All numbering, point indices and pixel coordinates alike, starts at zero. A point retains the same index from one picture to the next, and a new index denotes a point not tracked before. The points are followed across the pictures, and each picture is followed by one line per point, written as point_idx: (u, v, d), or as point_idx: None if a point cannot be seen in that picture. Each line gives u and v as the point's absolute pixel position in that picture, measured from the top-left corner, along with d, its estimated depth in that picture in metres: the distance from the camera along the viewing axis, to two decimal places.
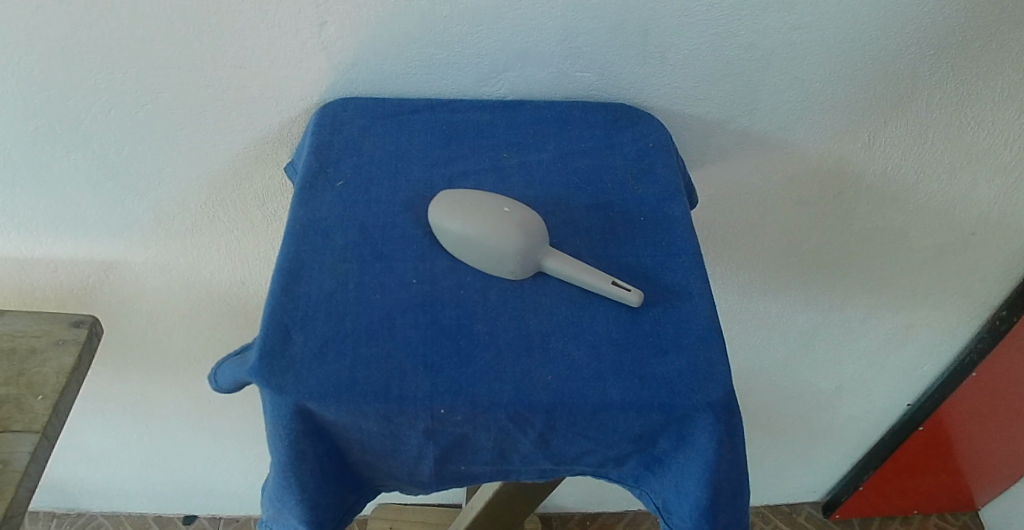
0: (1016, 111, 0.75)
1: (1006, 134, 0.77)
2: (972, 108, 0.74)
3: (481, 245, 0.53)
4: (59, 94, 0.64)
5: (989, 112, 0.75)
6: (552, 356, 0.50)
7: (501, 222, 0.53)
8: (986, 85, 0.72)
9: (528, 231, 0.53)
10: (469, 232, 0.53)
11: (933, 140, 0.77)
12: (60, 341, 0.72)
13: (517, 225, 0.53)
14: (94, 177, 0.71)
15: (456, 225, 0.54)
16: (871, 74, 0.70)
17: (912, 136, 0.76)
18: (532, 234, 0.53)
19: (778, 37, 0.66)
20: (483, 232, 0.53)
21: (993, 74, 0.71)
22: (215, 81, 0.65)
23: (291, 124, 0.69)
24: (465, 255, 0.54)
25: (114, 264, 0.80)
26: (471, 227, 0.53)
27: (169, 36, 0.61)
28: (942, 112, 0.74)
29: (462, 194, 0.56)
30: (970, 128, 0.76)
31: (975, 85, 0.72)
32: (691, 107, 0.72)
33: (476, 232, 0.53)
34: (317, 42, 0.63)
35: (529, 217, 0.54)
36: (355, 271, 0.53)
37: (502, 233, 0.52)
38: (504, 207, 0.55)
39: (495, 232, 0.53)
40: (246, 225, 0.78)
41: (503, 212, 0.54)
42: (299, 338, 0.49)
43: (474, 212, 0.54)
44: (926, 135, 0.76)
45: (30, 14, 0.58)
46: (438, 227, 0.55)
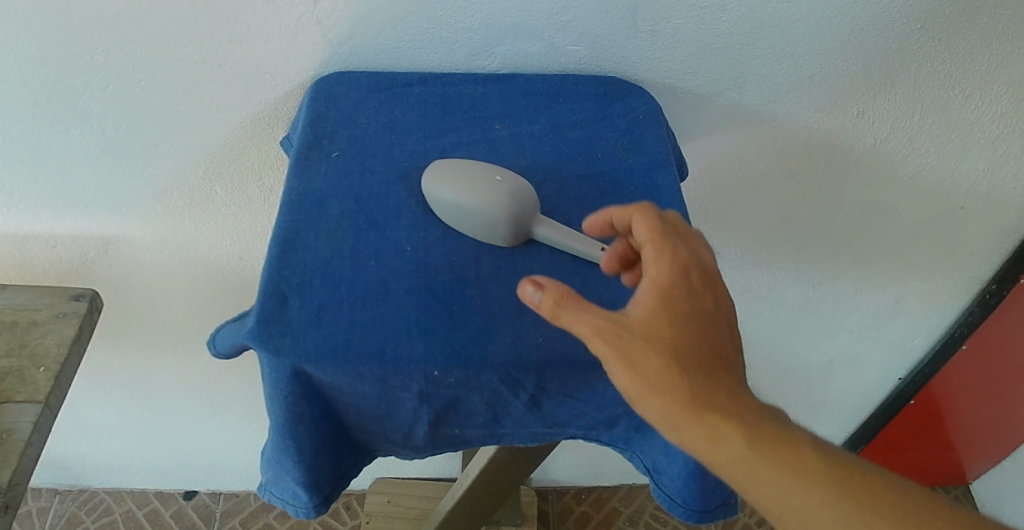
0: (1003, 84, 0.76)
1: (993, 108, 0.78)
2: (958, 81, 0.75)
3: (472, 211, 0.54)
4: (56, 69, 0.64)
5: (975, 86, 0.75)
6: (543, 320, 0.51)
7: (493, 189, 0.54)
8: (971, 59, 0.73)
9: (519, 199, 0.54)
10: (460, 198, 0.54)
11: (920, 114, 0.78)
12: (61, 315, 0.73)
13: (509, 192, 0.54)
14: (93, 152, 0.72)
15: (449, 194, 0.55)
16: (859, 47, 0.71)
17: (900, 110, 0.78)
18: (523, 202, 0.54)
19: (766, 11, 0.68)
20: (474, 198, 0.54)
21: (977, 49, 0.72)
22: (211, 55, 0.66)
23: (286, 98, 0.70)
24: (456, 222, 0.55)
25: (113, 240, 0.81)
26: (462, 193, 0.54)
27: (165, 11, 0.62)
28: (928, 88, 0.75)
29: (455, 165, 0.57)
30: (956, 103, 0.77)
31: (959, 60, 0.73)
32: (681, 81, 0.73)
33: (467, 198, 0.54)
34: (311, 17, 0.64)
35: (521, 187, 0.55)
36: (350, 240, 0.54)
37: (492, 199, 0.53)
38: (496, 175, 0.56)
39: (486, 198, 0.54)
40: (243, 200, 0.79)
41: (495, 180, 0.55)
42: (295, 303, 0.50)
43: (467, 181, 0.55)
44: (915, 109, 0.77)
45: None
46: (431, 195, 0.56)
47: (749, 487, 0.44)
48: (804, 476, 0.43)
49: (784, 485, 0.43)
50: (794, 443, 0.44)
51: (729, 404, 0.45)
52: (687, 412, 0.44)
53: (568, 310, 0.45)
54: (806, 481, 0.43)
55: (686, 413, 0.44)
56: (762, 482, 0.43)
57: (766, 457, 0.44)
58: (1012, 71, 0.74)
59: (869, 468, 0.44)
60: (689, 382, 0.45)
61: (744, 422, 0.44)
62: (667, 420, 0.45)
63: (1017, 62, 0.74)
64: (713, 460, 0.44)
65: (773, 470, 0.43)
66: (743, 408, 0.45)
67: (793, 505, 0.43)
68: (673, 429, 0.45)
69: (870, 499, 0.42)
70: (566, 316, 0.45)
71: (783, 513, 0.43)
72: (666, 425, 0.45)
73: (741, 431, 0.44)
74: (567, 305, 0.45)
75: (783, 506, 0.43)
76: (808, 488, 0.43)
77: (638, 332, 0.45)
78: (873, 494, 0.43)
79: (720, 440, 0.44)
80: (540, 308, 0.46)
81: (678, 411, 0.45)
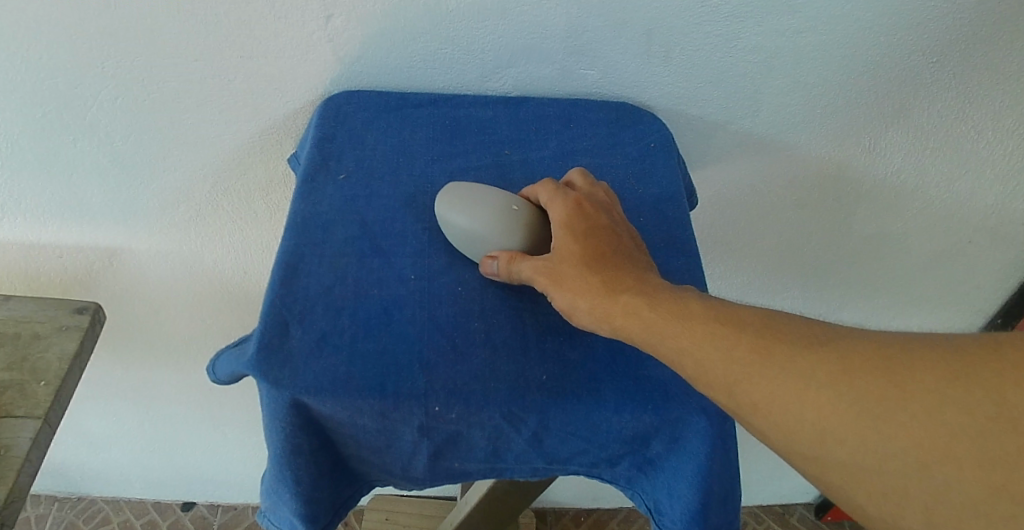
0: (1016, 121, 0.74)
1: (1005, 145, 0.76)
2: (971, 117, 0.74)
3: (491, 245, 0.53)
4: (65, 81, 0.64)
5: (987, 122, 0.74)
6: (548, 356, 0.51)
7: (512, 223, 0.54)
8: (985, 95, 0.72)
9: (536, 235, 0.55)
10: (479, 230, 0.53)
11: (931, 148, 0.77)
12: (63, 328, 0.72)
13: (527, 227, 0.54)
14: (100, 164, 0.71)
15: (462, 220, 0.54)
16: (875, 79, 0.70)
17: (911, 144, 0.76)
18: (539, 237, 0.55)
19: (782, 41, 0.67)
20: (496, 233, 0.53)
21: (992, 84, 0.71)
22: (220, 71, 0.65)
23: (295, 115, 0.69)
24: (467, 247, 0.54)
25: (118, 251, 0.80)
26: (483, 226, 0.53)
27: (174, 25, 0.61)
28: (942, 122, 0.74)
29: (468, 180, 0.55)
30: (970, 137, 0.76)
31: (972, 95, 0.72)
32: (693, 108, 0.72)
33: (488, 232, 0.53)
34: (322, 35, 0.63)
35: (535, 217, 0.55)
36: (354, 266, 0.53)
37: (513, 236, 0.54)
38: (512, 204, 0.55)
39: (507, 234, 0.54)
40: (249, 215, 0.78)
41: (512, 210, 0.55)
42: (297, 332, 0.49)
43: (483, 209, 0.54)
44: (929, 142, 0.76)
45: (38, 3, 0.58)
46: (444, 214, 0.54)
47: (788, 415, 0.41)
48: (836, 383, 0.41)
49: (823, 403, 0.40)
50: (819, 353, 0.42)
51: (664, 292, 0.48)
52: (690, 340, 0.44)
53: (514, 266, 0.52)
54: (859, 404, 0.40)
55: (691, 341, 0.44)
56: (795, 403, 0.41)
57: (789, 375, 0.42)
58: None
59: (908, 345, 0.41)
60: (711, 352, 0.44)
61: (752, 343, 0.43)
62: (668, 349, 0.45)
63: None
64: (755, 405, 0.42)
65: (800, 385, 0.41)
66: (660, 285, 0.49)
67: (838, 419, 0.40)
68: (679, 356, 0.45)
69: (920, 395, 0.39)
70: (515, 271, 0.52)
71: (832, 433, 0.40)
72: (673, 357, 0.45)
73: (754, 357, 0.43)
74: (514, 261, 0.52)
75: (828, 427, 0.40)
76: (848, 396, 0.40)
77: (564, 256, 0.51)
78: (918, 378, 0.39)
79: (733, 369, 0.43)
80: (500, 275, 0.52)
81: (678, 338, 0.45)
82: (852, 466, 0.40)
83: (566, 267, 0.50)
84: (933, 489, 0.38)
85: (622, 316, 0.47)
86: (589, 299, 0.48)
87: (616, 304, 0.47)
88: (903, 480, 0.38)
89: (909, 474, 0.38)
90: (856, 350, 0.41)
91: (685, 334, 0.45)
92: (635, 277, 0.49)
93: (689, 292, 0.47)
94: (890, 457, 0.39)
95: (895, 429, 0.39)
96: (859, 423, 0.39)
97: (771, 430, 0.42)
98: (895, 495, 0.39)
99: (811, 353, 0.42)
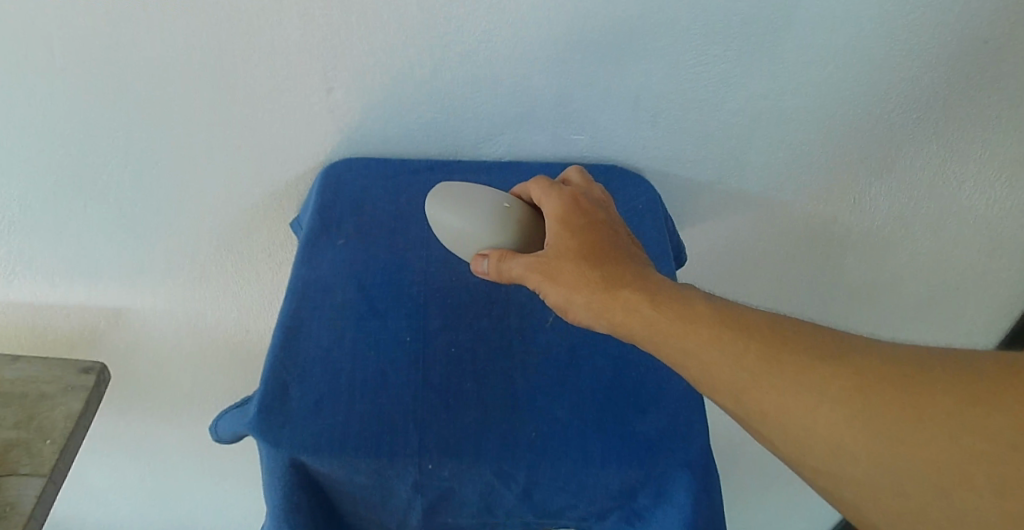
0: (997, 170, 0.77)
1: (986, 194, 0.79)
2: (954, 168, 0.77)
3: (485, 244, 0.56)
4: (78, 150, 0.67)
5: (970, 173, 0.77)
6: (537, 414, 0.53)
7: (503, 218, 0.57)
8: (968, 147, 0.75)
9: (530, 229, 0.57)
10: (472, 230, 0.57)
11: (917, 199, 0.80)
12: (69, 388, 0.74)
13: (520, 222, 0.57)
14: (109, 228, 0.74)
15: (454, 220, 0.57)
16: (856, 135, 0.74)
17: (896, 195, 0.79)
18: (533, 231, 0.57)
19: (765, 103, 0.71)
20: (488, 231, 0.56)
21: (973, 136, 0.74)
22: (227, 140, 0.69)
23: (298, 179, 0.73)
24: (466, 249, 0.58)
25: (124, 311, 0.82)
26: (474, 226, 0.57)
27: (183, 97, 0.65)
28: (925, 174, 0.77)
29: (460, 189, 0.59)
30: (952, 187, 0.79)
31: (955, 147, 0.75)
32: (681, 168, 0.76)
33: (480, 231, 0.56)
34: (324, 105, 0.67)
35: (528, 213, 0.58)
36: (351, 329, 0.55)
37: (505, 232, 0.56)
38: (505, 202, 0.58)
39: (500, 230, 0.56)
40: (252, 275, 0.81)
41: (503, 207, 0.57)
42: (296, 394, 0.51)
43: (473, 208, 0.57)
44: (911, 194, 0.79)
45: (55, 79, 0.62)
46: (440, 223, 0.58)
47: (800, 428, 0.43)
48: (847, 399, 0.42)
49: (835, 419, 0.43)
50: (832, 366, 0.44)
51: (670, 293, 0.49)
52: (701, 350, 0.46)
53: (506, 264, 0.54)
54: (869, 421, 0.42)
55: (703, 351, 0.46)
56: (806, 418, 0.43)
57: (801, 389, 0.44)
58: (1006, 156, 0.76)
59: (920, 361, 0.42)
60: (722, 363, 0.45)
61: (766, 355, 0.45)
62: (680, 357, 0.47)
63: (1013, 147, 0.75)
64: (767, 417, 0.44)
65: (813, 400, 0.43)
66: (661, 284, 0.50)
67: (848, 435, 0.42)
68: (691, 364, 0.46)
69: (930, 411, 0.41)
70: (506, 269, 0.54)
71: (843, 447, 0.42)
72: (685, 364, 0.47)
73: (768, 371, 0.44)
74: (506, 260, 0.54)
75: (839, 442, 0.42)
76: (859, 412, 0.42)
77: (560, 252, 0.53)
78: (928, 397, 0.41)
79: (747, 382, 0.45)
80: (490, 273, 0.55)
81: (688, 345, 0.46)
82: (861, 479, 0.42)
83: (558, 264, 0.52)
84: (940, 502, 0.40)
85: (622, 315, 0.49)
86: (586, 295, 0.50)
87: (613, 303, 0.49)
88: (908, 494, 0.41)
89: (917, 487, 0.41)
90: (867, 364, 0.43)
91: (697, 343, 0.46)
92: (636, 274, 0.51)
93: (698, 294, 0.49)
94: (897, 473, 0.41)
95: (905, 445, 0.41)
96: (869, 438, 0.42)
97: (785, 442, 0.44)
98: (904, 508, 0.41)
99: (824, 367, 0.44)
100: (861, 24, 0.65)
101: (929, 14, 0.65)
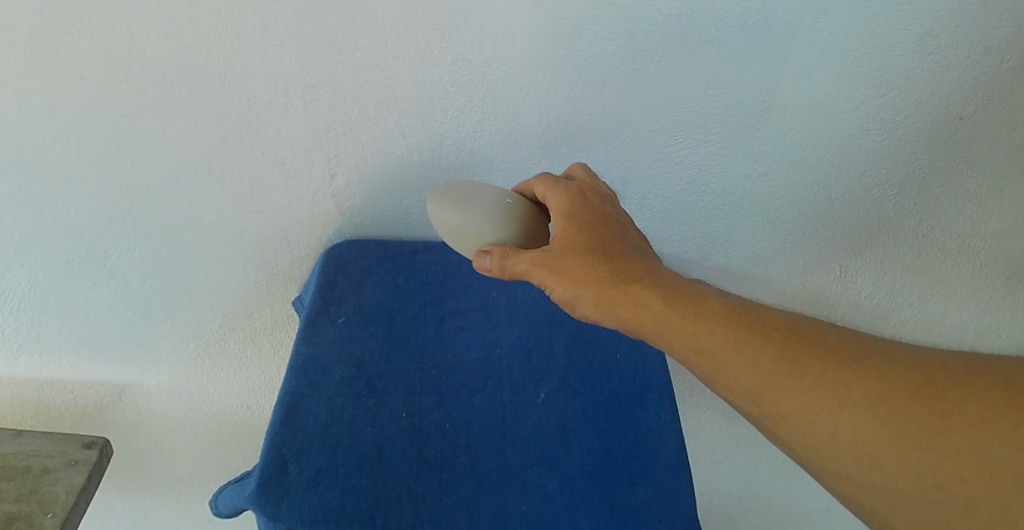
0: (979, 242, 0.82)
1: (971, 263, 0.84)
2: (937, 240, 0.82)
3: (488, 238, 0.60)
4: (89, 231, 0.70)
5: (953, 244, 0.82)
6: (528, 487, 0.56)
7: (506, 214, 0.61)
8: (950, 220, 0.80)
9: (530, 224, 0.61)
10: (475, 226, 0.60)
11: (904, 270, 0.85)
12: (72, 462, 0.75)
13: (520, 218, 0.61)
14: (116, 306, 0.77)
15: (455, 217, 0.60)
16: (837, 213, 0.79)
17: (882, 267, 0.85)
18: (532, 226, 0.61)
19: (748, 184, 0.76)
20: (491, 228, 0.60)
21: (953, 210, 0.79)
22: (234, 223, 0.72)
23: (302, 259, 0.76)
24: (467, 243, 0.61)
25: (127, 387, 0.84)
26: (478, 222, 0.60)
27: (193, 182, 0.68)
28: (910, 245, 0.82)
29: (462, 186, 0.62)
30: (936, 258, 0.84)
31: (938, 220, 0.80)
32: (668, 247, 0.81)
33: (483, 227, 0.60)
34: (327, 190, 0.71)
35: (528, 208, 0.62)
36: (349, 406, 0.58)
37: (508, 227, 0.60)
38: (505, 199, 0.62)
39: (503, 227, 0.60)
40: (253, 352, 0.83)
41: (507, 203, 0.61)
42: (294, 468, 0.53)
43: (475, 206, 0.60)
44: (899, 264, 0.84)
45: (70, 166, 0.65)
46: (442, 219, 0.61)
47: (810, 427, 0.51)
48: (857, 401, 0.51)
49: (845, 416, 0.51)
50: (845, 371, 0.51)
51: (687, 294, 0.56)
52: (724, 356, 0.53)
53: (510, 261, 0.57)
54: (873, 419, 0.50)
55: (725, 357, 0.53)
56: (820, 415, 0.51)
57: (817, 391, 0.51)
58: (984, 231, 0.81)
59: (918, 370, 0.51)
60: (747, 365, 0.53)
61: (782, 360, 0.52)
62: (703, 360, 0.53)
63: (990, 223, 0.80)
64: (784, 414, 0.52)
65: (829, 401, 0.51)
66: (674, 282, 0.56)
67: (854, 431, 0.50)
68: (709, 365, 0.54)
69: (920, 415, 0.49)
70: (510, 264, 0.57)
71: (849, 441, 0.50)
72: (706, 365, 0.54)
73: (783, 374, 0.52)
74: (509, 255, 0.57)
75: (841, 438, 0.51)
76: (866, 412, 0.50)
77: (566, 246, 0.57)
78: (924, 402, 0.50)
79: (765, 385, 0.52)
80: (493, 270, 0.58)
81: (707, 348, 0.53)
82: (859, 472, 0.51)
83: (563, 260, 0.57)
84: (923, 491, 0.49)
85: (635, 314, 0.55)
86: (598, 291, 0.56)
87: (624, 301, 0.55)
88: (898, 482, 0.50)
89: (905, 479, 0.49)
90: (869, 369, 0.51)
91: (718, 347, 0.53)
92: (645, 271, 0.57)
93: (714, 297, 0.55)
94: (892, 465, 0.50)
95: (898, 444, 0.49)
96: (871, 434, 0.50)
97: (795, 437, 0.52)
98: (893, 496, 0.50)
99: (834, 372, 0.52)
100: (834, 112, 0.71)
101: (897, 103, 0.70)
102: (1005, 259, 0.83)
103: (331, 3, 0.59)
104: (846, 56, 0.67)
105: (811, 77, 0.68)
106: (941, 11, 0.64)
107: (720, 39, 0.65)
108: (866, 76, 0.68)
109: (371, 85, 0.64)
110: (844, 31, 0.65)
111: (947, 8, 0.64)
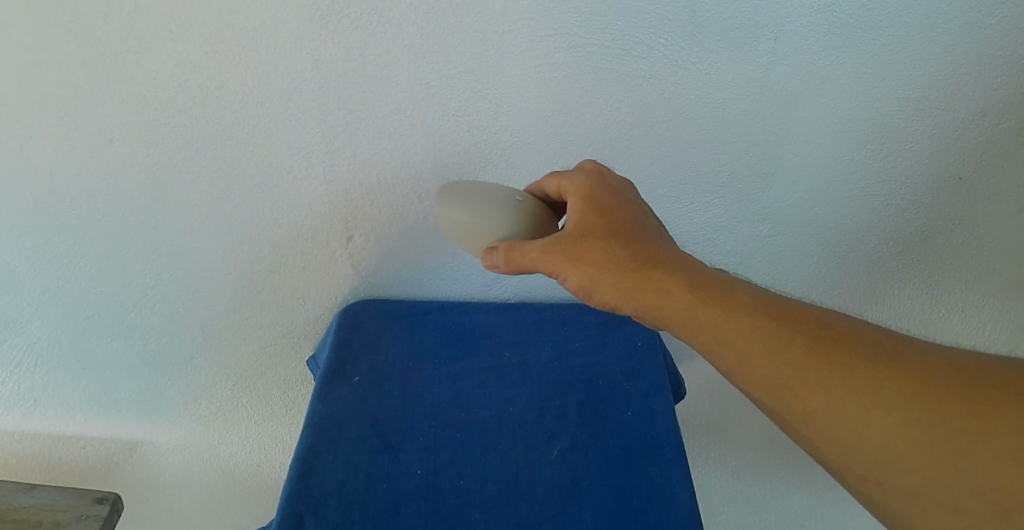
0: (983, 297, 0.84)
1: (977, 318, 0.86)
2: (942, 296, 0.84)
3: (497, 237, 0.60)
4: (110, 288, 0.72)
5: (957, 300, 0.84)
6: None
7: (516, 211, 0.61)
8: (954, 276, 0.82)
9: (538, 220, 0.62)
10: (485, 223, 0.60)
11: (913, 326, 0.86)
12: (83, 517, 0.76)
13: (528, 215, 0.61)
14: (133, 364, 0.78)
15: (463, 216, 0.60)
16: (844, 271, 0.81)
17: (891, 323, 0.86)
18: (540, 222, 0.62)
19: (755, 245, 0.78)
20: (500, 225, 0.60)
21: (955, 267, 0.81)
22: (252, 282, 0.74)
23: (317, 319, 0.78)
24: (474, 242, 0.61)
25: (139, 444, 0.85)
26: (488, 219, 0.60)
27: (216, 242, 0.70)
28: (917, 301, 0.84)
29: (466, 185, 0.62)
30: (943, 315, 0.85)
31: (942, 277, 0.82)
32: None
33: (493, 225, 0.60)
34: (344, 251, 0.73)
35: (537, 205, 0.62)
36: (365, 462, 0.60)
37: (518, 224, 0.60)
38: (516, 196, 0.62)
39: (512, 224, 0.60)
40: (267, 409, 0.84)
41: (516, 201, 0.61)
42: (311, 524, 0.55)
43: (484, 205, 0.60)
44: (908, 321, 0.86)
45: (96, 223, 0.67)
46: (451, 218, 0.60)
47: (836, 422, 0.49)
48: (887, 398, 0.48)
49: (873, 413, 0.48)
50: (876, 367, 0.49)
51: (715, 287, 0.55)
52: (746, 345, 0.52)
53: (517, 253, 0.58)
54: (903, 421, 0.48)
55: (748, 347, 0.52)
56: (848, 412, 0.49)
57: (846, 385, 0.49)
58: (988, 286, 0.83)
59: (957, 373, 0.48)
60: (773, 356, 0.51)
61: (811, 352, 0.51)
62: (725, 350, 0.53)
63: (994, 278, 0.83)
64: (810, 411, 0.50)
65: (858, 396, 0.49)
66: (703, 275, 0.56)
67: (882, 431, 0.48)
68: (732, 355, 0.53)
69: (951, 414, 0.47)
70: (517, 256, 0.58)
71: (875, 441, 0.48)
72: (728, 356, 0.53)
73: (810, 365, 0.50)
74: (516, 249, 0.58)
75: (870, 434, 0.48)
76: (897, 412, 0.48)
77: (586, 232, 0.58)
78: (957, 406, 0.47)
79: (790, 375, 0.51)
80: (500, 265, 0.58)
81: (729, 337, 0.53)
82: (884, 473, 0.48)
83: (576, 247, 0.57)
84: (954, 498, 0.46)
85: (653, 300, 0.55)
86: (620, 282, 0.56)
87: (642, 288, 0.55)
88: (925, 491, 0.47)
89: (927, 482, 0.47)
90: (900, 365, 0.49)
91: (741, 338, 0.52)
92: (671, 262, 0.56)
93: (741, 289, 0.55)
94: (920, 471, 0.47)
95: (927, 444, 0.47)
96: (900, 434, 0.48)
97: (821, 435, 0.50)
98: (925, 502, 0.47)
99: (866, 368, 0.50)
100: (835, 176, 0.73)
101: (896, 165, 0.73)
102: (1011, 315, 0.85)
103: (354, 73, 0.62)
104: (844, 124, 0.70)
105: (813, 142, 0.71)
106: (934, 80, 0.68)
107: (724, 106, 0.68)
108: (865, 141, 0.71)
109: (389, 153, 0.67)
110: (842, 101, 0.68)
111: (941, 76, 0.67)
